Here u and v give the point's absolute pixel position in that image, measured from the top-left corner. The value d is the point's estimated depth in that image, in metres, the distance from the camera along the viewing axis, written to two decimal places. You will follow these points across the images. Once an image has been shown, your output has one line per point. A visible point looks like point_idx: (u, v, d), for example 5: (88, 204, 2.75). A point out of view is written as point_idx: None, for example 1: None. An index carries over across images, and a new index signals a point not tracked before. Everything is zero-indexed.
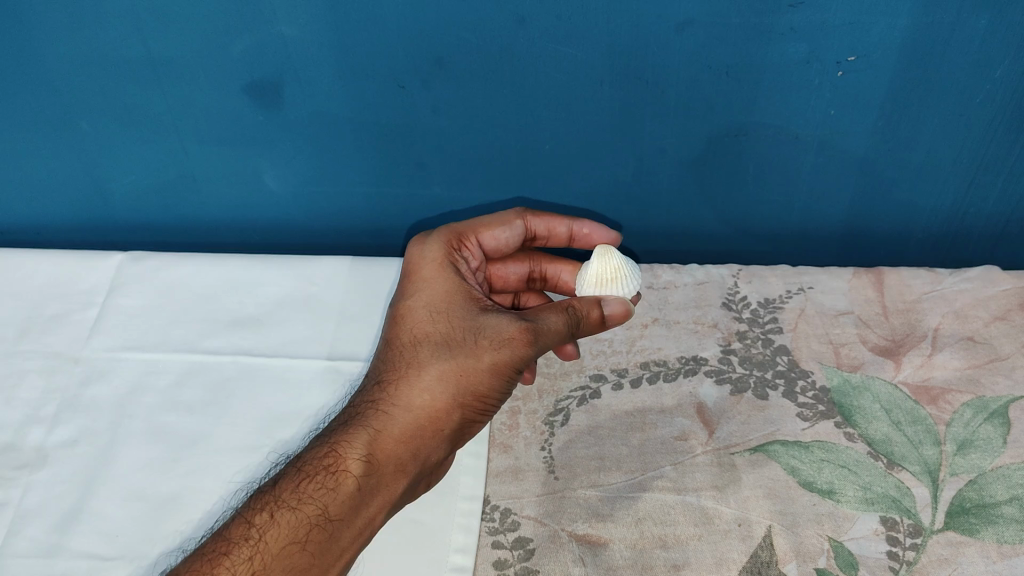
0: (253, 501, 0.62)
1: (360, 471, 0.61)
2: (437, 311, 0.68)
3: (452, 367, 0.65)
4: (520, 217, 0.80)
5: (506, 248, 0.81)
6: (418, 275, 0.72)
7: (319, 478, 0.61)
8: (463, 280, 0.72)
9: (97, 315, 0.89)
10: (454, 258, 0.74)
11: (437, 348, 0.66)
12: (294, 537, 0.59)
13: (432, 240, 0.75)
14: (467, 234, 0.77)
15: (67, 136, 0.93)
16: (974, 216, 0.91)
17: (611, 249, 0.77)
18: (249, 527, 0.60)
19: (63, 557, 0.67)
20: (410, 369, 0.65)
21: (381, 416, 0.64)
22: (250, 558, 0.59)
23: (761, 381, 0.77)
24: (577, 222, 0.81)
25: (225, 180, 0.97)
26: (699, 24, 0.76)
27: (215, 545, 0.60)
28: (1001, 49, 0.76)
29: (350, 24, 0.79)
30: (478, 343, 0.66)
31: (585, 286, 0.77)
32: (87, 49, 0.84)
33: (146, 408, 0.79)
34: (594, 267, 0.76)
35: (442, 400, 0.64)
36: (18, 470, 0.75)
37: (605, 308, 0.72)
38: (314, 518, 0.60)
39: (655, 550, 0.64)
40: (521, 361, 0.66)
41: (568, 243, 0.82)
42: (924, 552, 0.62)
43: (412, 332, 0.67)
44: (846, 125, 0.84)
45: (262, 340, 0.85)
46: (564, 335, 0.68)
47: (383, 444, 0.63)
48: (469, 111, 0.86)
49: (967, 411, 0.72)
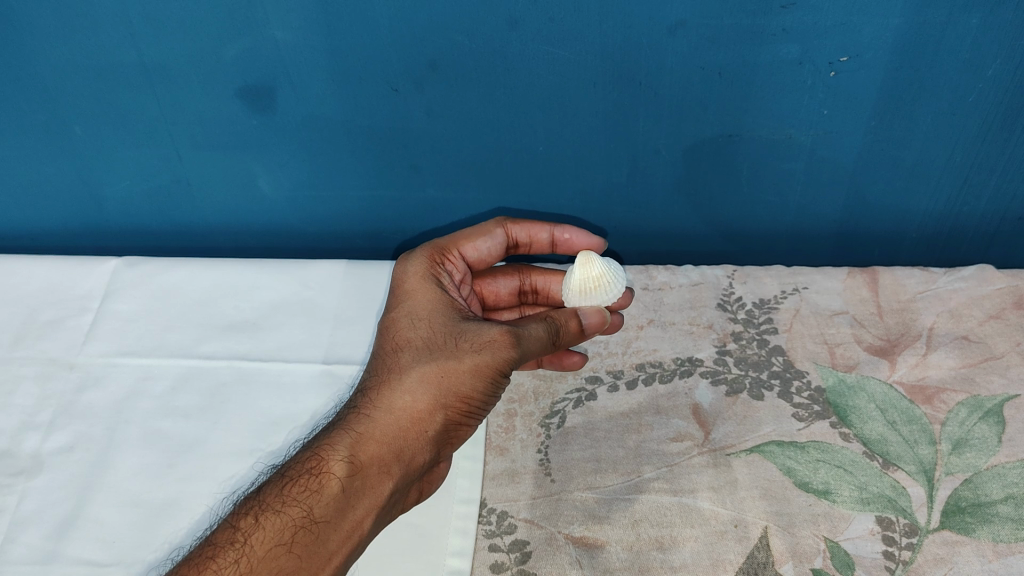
0: (239, 507, 0.62)
1: (344, 472, 0.61)
2: (419, 319, 0.70)
3: (433, 369, 0.65)
4: (501, 226, 0.79)
5: (491, 258, 0.81)
6: (401, 288, 0.73)
7: (302, 481, 0.61)
8: (446, 290, 0.73)
9: (92, 320, 0.88)
10: (438, 270, 0.75)
11: (419, 353, 0.66)
12: (279, 539, 0.59)
13: (415, 254, 0.76)
14: (449, 248, 0.78)
15: (62, 143, 0.93)
16: (967, 215, 0.92)
17: (592, 254, 0.78)
18: (235, 531, 0.60)
19: (59, 564, 0.67)
20: (392, 374, 0.66)
21: (364, 420, 0.64)
22: (236, 561, 0.58)
23: (757, 381, 0.77)
24: (558, 228, 0.81)
25: (220, 185, 0.97)
26: (691, 26, 0.76)
27: (203, 549, 0.60)
28: (993, 48, 0.76)
29: (342, 27, 0.78)
30: (460, 345, 0.66)
31: (570, 295, 0.78)
32: (79, 55, 0.84)
33: (141, 414, 0.79)
34: (578, 274, 0.77)
35: (425, 402, 0.64)
36: (14, 477, 0.74)
37: (583, 319, 0.73)
38: (299, 520, 0.60)
39: (652, 551, 0.64)
40: (504, 363, 0.66)
41: (552, 249, 0.82)
42: (919, 552, 0.62)
43: (394, 339, 0.68)
44: (838, 125, 0.84)
45: (258, 344, 0.85)
46: (546, 344, 0.69)
47: (366, 446, 0.63)
48: (462, 113, 0.86)
49: (962, 410, 0.72)
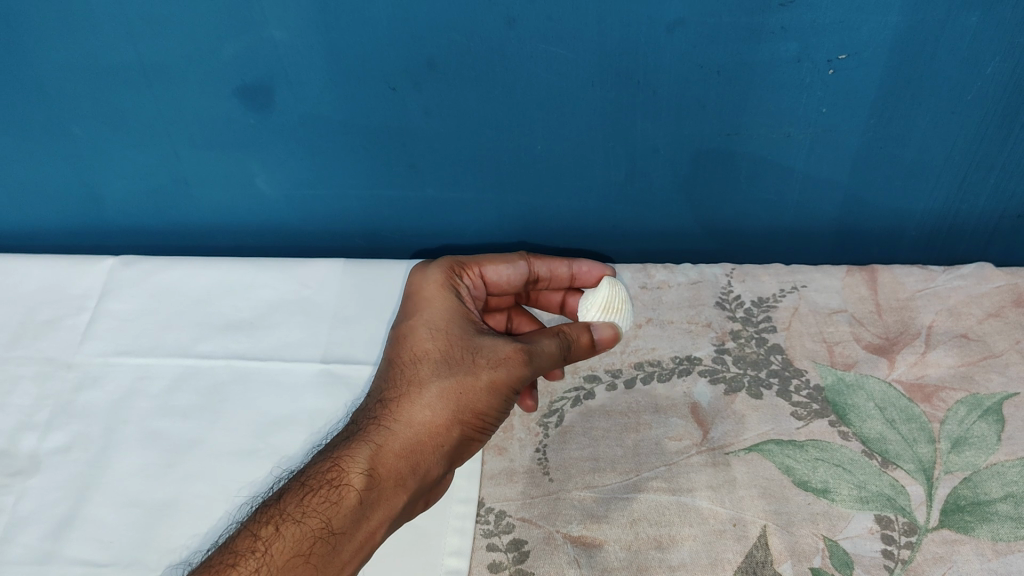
0: (259, 514, 0.63)
1: (362, 484, 0.62)
2: (437, 330, 0.70)
3: (451, 384, 0.66)
4: (525, 258, 0.80)
5: (509, 286, 0.81)
6: (420, 297, 0.73)
7: (322, 492, 0.62)
8: (463, 302, 0.73)
9: (89, 320, 0.88)
10: (457, 281, 0.75)
11: (437, 366, 0.67)
12: (298, 550, 0.60)
13: (434, 265, 0.76)
14: (470, 264, 0.78)
15: (60, 142, 0.93)
16: (967, 213, 0.92)
17: (619, 282, 0.80)
18: (255, 539, 0.61)
19: (57, 564, 0.67)
20: (411, 387, 0.66)
21: (382, 431, 0.64)
22: (256, 570, 0.60)
23: (755, 380, 0.77)
24: (578, 262, 0.81)
25: (218, 184, 0.97)
26: (689, 24, 0.76)
27: (222, 556, 0.61)
28: (992, 46, 0.76)
29: (340, 26, 0.78)
30: (477, 361, 0.67)
31: (590, 310, 0.78)
32: (77, 54, 0.83)
33: (139, 413, 0.78)
34: (602, 292, 0.78)
35: (442, 416, 0.65)
36: (12, 477, 0.74)
37: (594, 332, 0.72)
38: (318, 531, 0.61)
39: (650, 551, 0.64)
40: (519, 380, 0.66)
41: (571, 283, 0.83)
42: (919, 551, 0.62)
43: (413, 350, 0.69)
44: (837, 124, 0.84)
45: (256, 344, 0.85)
46: (557, 360, 0.68)
47: (384, 458, 0.63)
48: (460, 112, 0.86)
49: (962, 408, 0.72)
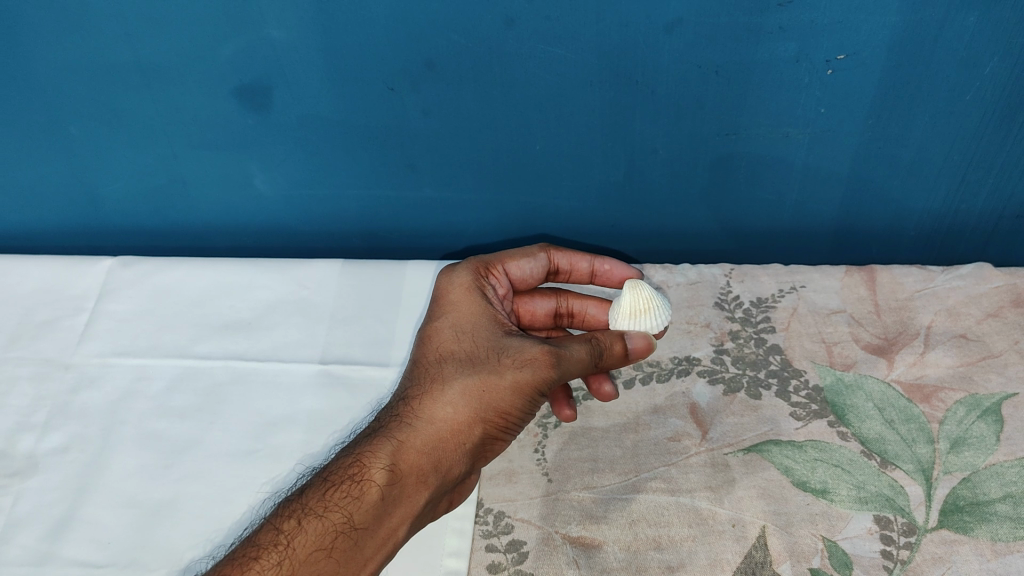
0: (281, 508, 0.63)
1: (384, 480, 0.62)
2: (462, 331, 0.71)
3: (475, 383, 0.66)
4: (544, 250, 0.81)
5: (533, 280, 0.82)
6: (445, 299, 0.74)
7: (344, 487, 0.62)
8: (489, 304, 0.74)
9: (86, 321, 0.88)
10: (482, 283, 0.76)
11: (461, 365, 0.67)
12: (320, 544, 0.60)
13: (460, 267, 0.77)
14: (494, 263, 0.79)
15: (57, 142, 0.93)
16: (966, 213, 0.91)
17: (642, 282, 0.78)
18: (277, 533, 0.61)
19: (54, 565, 0.67)
20: (435, 385, 0.66)
21: (405, 427, 0.64)
22: (279, 563, 0.59)
23: (754, 380, 0.77)
24: (599, 259, 0.82)
25: (217, 184, 0.96)
26: (687, 24, 0.76)
27: (245, 549, 0.61)
28: (990, 47, 0.76)
29: (339, 26, 0.78)
30: (501, 361, 0.67)
31: (618, 319, 0.77)
32: (74, 54, 0.83)
33: (137, 414, 0.78)
34: (627, 297, 0.77)
35: (465, 414, 0.65)
36: (9, 478, 0.74)
37: (628, 342, 0.72)
38: (340, 525, 0.61)
39: (649, 551, 0.64)
40: (544, 382, 0.66)
41: (590, 278, 0.84)
42: (918, 552, 0.62)
43: (438, 350, 0.69)
44: (836, 124, 0.84)
45: (254, 344, 0.85)
46: (587, 365, 0.69)
47: (407, 454, 0.63)
48: (459, 112, 0.86)
49: (961, 409, 0.72)
